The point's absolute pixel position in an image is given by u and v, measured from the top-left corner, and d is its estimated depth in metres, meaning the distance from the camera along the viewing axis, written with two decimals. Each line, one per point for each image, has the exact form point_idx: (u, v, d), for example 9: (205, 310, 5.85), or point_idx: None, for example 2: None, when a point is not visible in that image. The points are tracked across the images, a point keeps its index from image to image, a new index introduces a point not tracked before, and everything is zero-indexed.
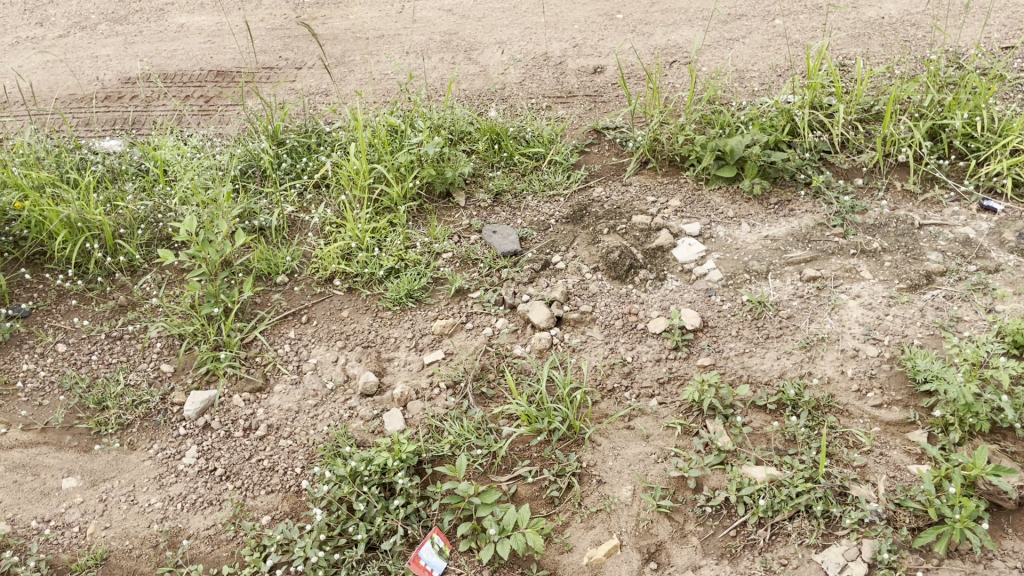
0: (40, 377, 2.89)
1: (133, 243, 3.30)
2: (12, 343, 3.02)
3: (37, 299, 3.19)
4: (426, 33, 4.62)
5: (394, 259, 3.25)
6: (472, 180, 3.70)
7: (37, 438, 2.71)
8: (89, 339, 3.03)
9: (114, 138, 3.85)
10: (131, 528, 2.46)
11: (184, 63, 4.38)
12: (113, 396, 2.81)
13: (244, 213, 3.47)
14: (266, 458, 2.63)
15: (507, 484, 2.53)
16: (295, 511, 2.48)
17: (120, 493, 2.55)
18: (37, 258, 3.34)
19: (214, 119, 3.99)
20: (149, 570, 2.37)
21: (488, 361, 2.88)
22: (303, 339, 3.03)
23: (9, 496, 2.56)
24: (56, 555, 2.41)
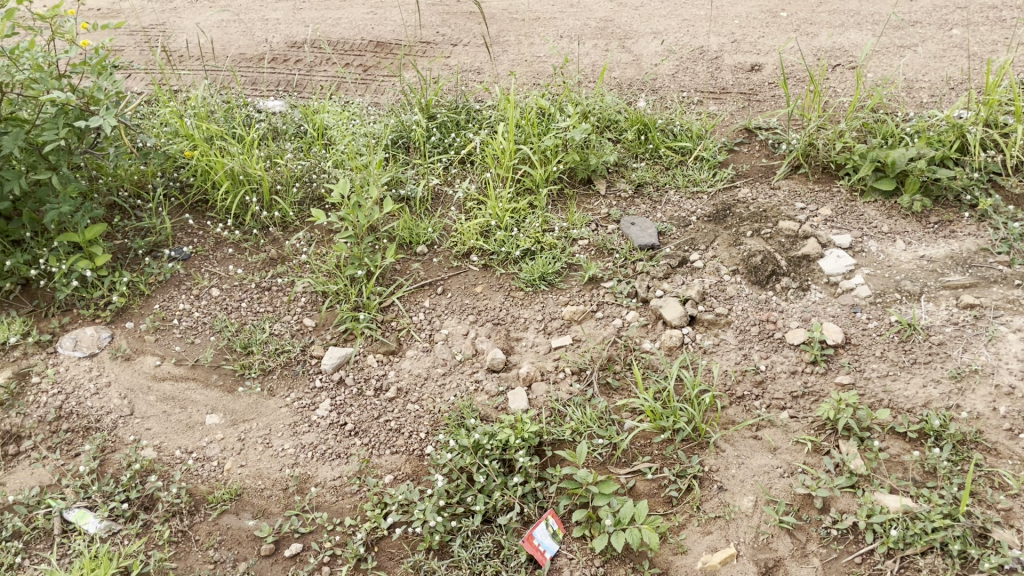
0: (194, 317, 3.08)
1: (287, 201, 3.47)
2: (171, 282, 3.21)
3: (196, 244, 3.38)
4: (582, 18, 4.60)
5: (531, 240, 3.26)
6: (615, 169, 3.67)
7: (187, 374, 2.88)
8: (240, 287, 3.20)
9: (278, 98, 4.04)
10: (264, 469, 2.58)
11: (347, 32, 4.54)
12: (258, 342, 2.96)
13: (392, 181, 3.58)
14: (393, 419, 2.72)
15: (625, 477, 2.51)
16: (416, 475, 2.54)
17: (257, 435, 2.69)
18: (199, 205, 3.54)
19: (371, 88, 4.12)
20: (277, 510, 2.47)
21: (616, 352, 2.87)
22: (436, 310, 3.10)
23: (157, 423, 2.72)
24: (195, 485, 2.54)
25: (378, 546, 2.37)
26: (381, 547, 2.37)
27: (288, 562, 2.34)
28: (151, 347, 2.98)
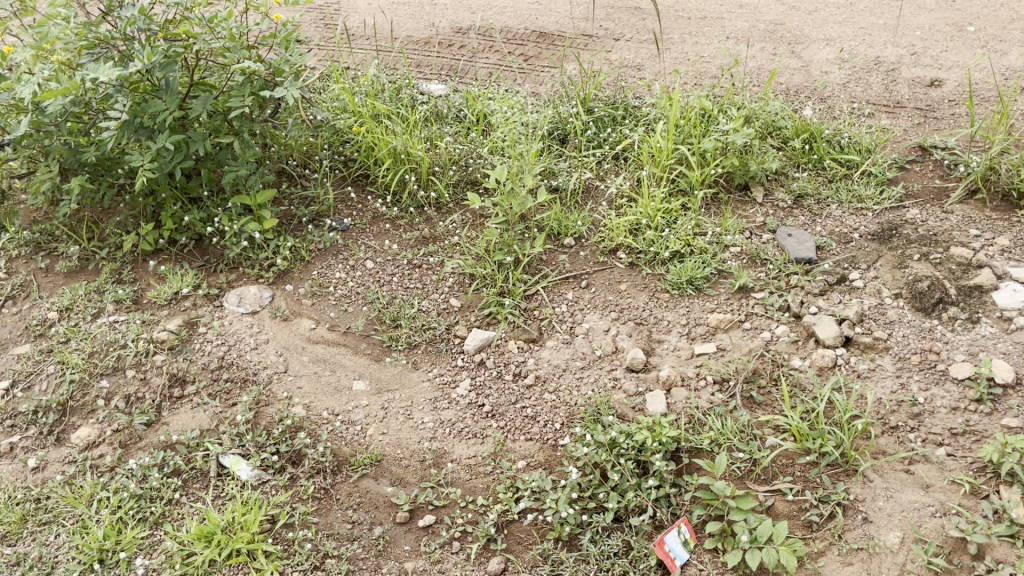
0: (348, 286, 3.20)
1: (444, 182, 3.55)
2: (329, 251, 3.35)
3: (355, 217, 3.51)
4: (751, 20, 4.47)
5: (682, 243, 3.20)
6: (774, 178, 3.56)
7: (339, 340, 3.01)
8: (392, 262, 3.30)
9: (440, 82, 4.13)
10: (404, 439, 2.66)
11: (512, 21, 4.59)
12: (407, 317, 3.06)
13: (545, 171, 3.59)
14: (530, 406, 2.74)
15: (764, 494, 2.44)
16: (549, 464, 2.55)
17: (400, 406, 2.78)
18: (360, 180, 3.68)
19: (531, 78, 4.14)
20: (413, 481, 2.54)
21: (762, 365, 2.77)
22: (579, 303, 3.10)
23: (309, 383, 2.85)
24: (339, 447, 2.64)
25: (508, 529, 2.41)
26: (511, 531, 2.41)
27: (421, 533, 2.40)
28: (307, 311, 3.12)
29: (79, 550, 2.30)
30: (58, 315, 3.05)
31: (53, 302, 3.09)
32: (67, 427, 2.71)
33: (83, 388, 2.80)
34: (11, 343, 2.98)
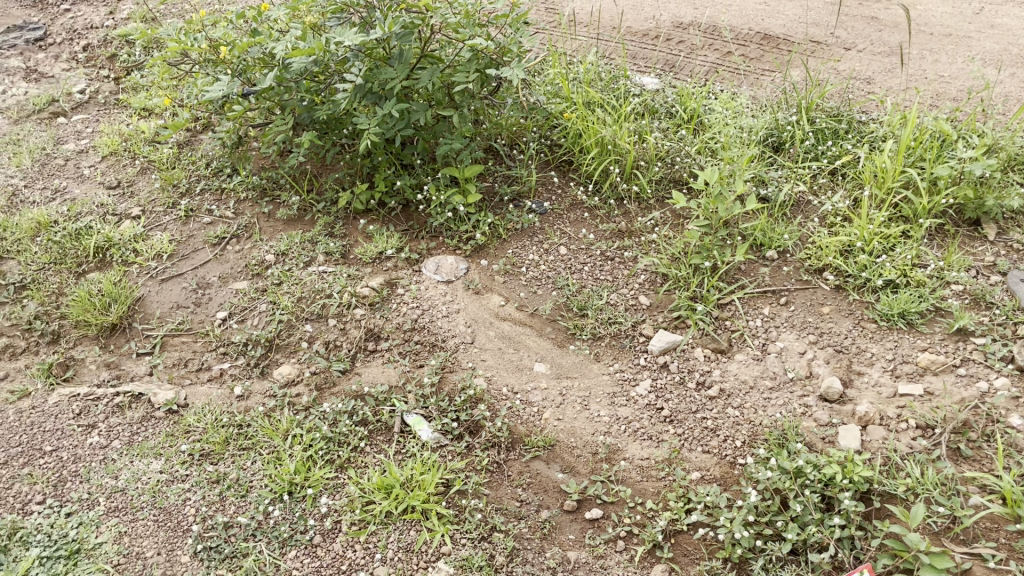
0: (540, 269, 3.23)
1: (648, 177, 3.50)
2: (526, 232, 3.38)
3: (555, 201, 3.53)
4: (1003, 42, 4.10)
5: (897, 272, 2.99)
6: (1011, 217, 3.25)
7: (525, 320, 3.04)
8: (586, 251, 3.29)
9: (655, 76, 4.06)
10: (578, 428, 2.65)
11: (736, 20, 4.44)
12: (594, 307, 3.05)
13: (755, 179, 3.46)
14: (711, 418, 2.66)
15: (961, 556, 2.22)
16: (725, 481, 2.47)
17: (578, 394, 2.77)
18: (564, 165, 3.69)
19: (751, 80, 4.00)
20: (584, 472, 2.53)
21: (975, 418, 2.54)
22: (775, 320, 2.97)
23: (492, 357, 2.89)
24: (515, 425, 2.67)
25: (675, 539, 2.36)
26: (678, 541, 2.35)
27: (587, 525, 2.40)
28: (498, 287, 3.17)
29: (271, 479, 2.45)
30: (275, 259, 3.27)
31: (271, 246, 3.32)
32: (271, 363, 2.91)
33: (289, 329, 3.00)
34: (231, 278, 3.23)
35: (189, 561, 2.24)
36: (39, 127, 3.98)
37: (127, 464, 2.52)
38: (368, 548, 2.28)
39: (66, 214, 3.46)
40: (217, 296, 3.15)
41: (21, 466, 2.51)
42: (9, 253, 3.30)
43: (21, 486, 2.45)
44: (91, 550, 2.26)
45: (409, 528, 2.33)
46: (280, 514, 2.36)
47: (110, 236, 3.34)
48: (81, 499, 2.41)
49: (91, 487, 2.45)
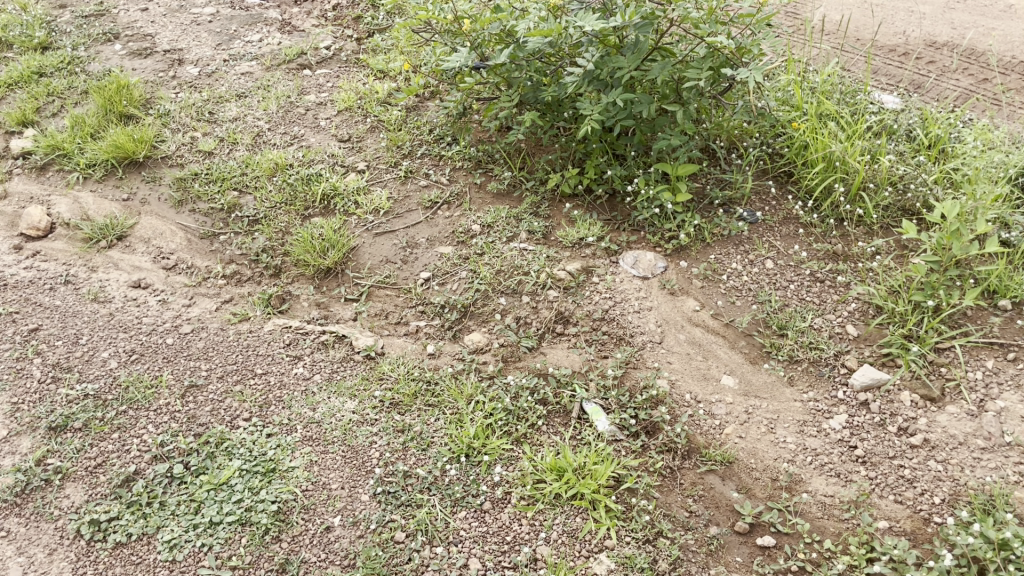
0: (742, 280, 3.11)
1: (874, 201, 3.28)
2: (732, 239, 3.27)
3: (768, 212, 3.38)
4: None
5: None
6: None
7: (719, 329, 2.94)
8: (794, 269, 3.14)
9: (897, 95, 3.80)
10: (760, 451, 2.55)
11: (998, 45, 4.06)
12: (796, 329, 2.91)
13: (997, 219, 3.16)
14: (908, 468, 2.48)
15: None
16: (915, 537, 2.29)
17: (765, 415, 2.66)
18: (783, 177, 3.53)
19: (1007, 112, 3.65)
20: (761, 496, 2.43)
21: None
22: (998, 376, 2.71)
23: (679, 361, 2.82)
24: (694, 434, 2.60)
25: None
26: None
27: (757, 551, 2.30)
28: (695, 291, 3.08)
29: (452, 439, 2.54)
30: (480, 230, 3.36)
31: (479, 217, 3.42)
32: (463, 328, 3.01)
33: (485, 299, 3.08)
34: (438, 242, 3.36)
35: (368, 500, 2.37)
36: (287, 76, 4.30)
37: (325, 398, 2.70)
38: (534, 524, 2.31)
39: (301, 160, 3.72)
40: (422, 257, 3.30)
41: (235, 382, 2.75)
42: (248, 188, 3.60)
43: (233, 401, 2.68)
44: (284, 472, 2.44)
45: (575, 514, 2.34)
46: (456, 474, 2.43)
47: (337, 186, 3.57)
48: (282, 423, 2.61)
49: (291, 414, 2.64)
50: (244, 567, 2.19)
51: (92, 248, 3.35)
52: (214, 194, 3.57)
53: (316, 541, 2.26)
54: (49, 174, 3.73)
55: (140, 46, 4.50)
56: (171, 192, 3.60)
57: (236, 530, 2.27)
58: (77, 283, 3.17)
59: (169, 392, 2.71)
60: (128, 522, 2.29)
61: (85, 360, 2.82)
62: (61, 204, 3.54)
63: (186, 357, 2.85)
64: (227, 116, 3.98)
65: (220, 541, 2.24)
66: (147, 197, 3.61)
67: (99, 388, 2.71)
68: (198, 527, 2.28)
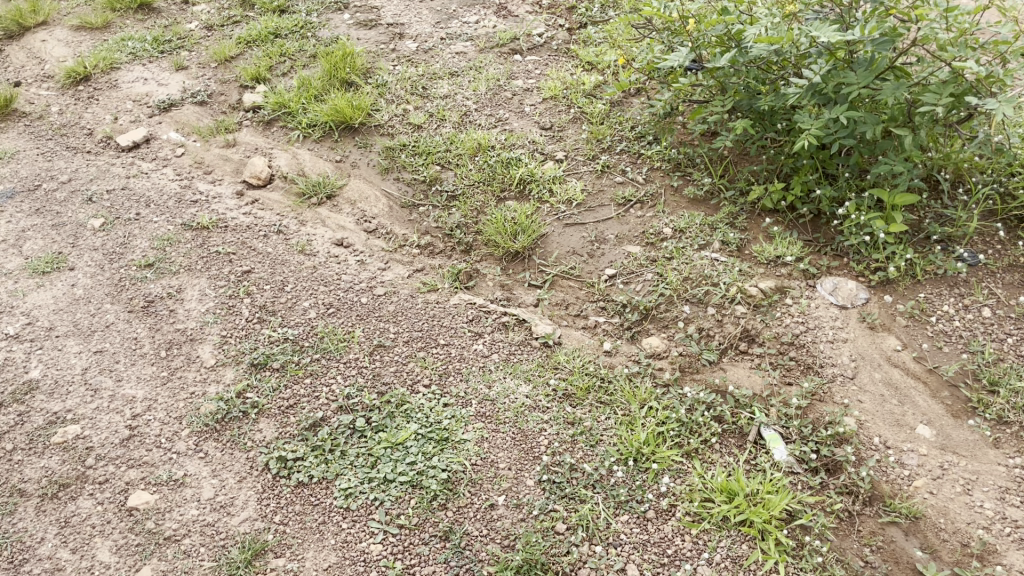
0: (953, 325, 2.88)
1: None
2: (946, 280, 3.02)
3: (991, 256, 3.10)
4: None
5: None
6: None
7: (920, 374, 2.74)
8: (1014, 321, 2.87)
9: None
10: (952, 512, 2.35)
11: None
12: (1010, 387, 2.65)
13: None
14: None
15: None
16: None
17: (962, 474, 2.45)
18: (1014, 221, 3.22)
19: None
20: (948, 560, 2.25)
21: None
22: None
23: (871, 402, 2.65)
24: (878, 481, 2.43)
25: None
26: None
27: None
28: (898, 330, 2.88)
29: (621, 440, 2.51)
30: (672, 233, 3.27)
31: (671, 220, 3.32)
32: (643, 331, 2.96)
33: (669, 304, 3.01)
34: (627, 240, 3.32)
35: (534, 485, 2.39)
36: (499, 59, 4.38)
37: (501, 378, 2.75)
38: (697, 543, 2.25)
39: (503, 143, 3.79)
40: (609, 253, 3.27)
41: (419, 349, 2.86)
42: (450, 165, 3.71)
43: (415, 366, 2.79)
44: (456, 443, 2.51)
45: (742, 541, 2.25)
46: (622, 476, 2.41)
47: (534, 172, 3.60)
48: (459, 395, 2.68)
49: (468, 388, 2.71)
50: (410, 528, 2.28)
51: (304, 203, 3.58)
52: (418, 166, 3.71)
53: (479, 516, 2.31)
54: (274, 130, 4.01)
55: (366, 18, 4.73)
56: (380, 160, 3.78)
57: (407, 491, 2.36)
58: (288, 234, 3.39)
59: (358, 348, 2.85)
60: (311, 465, 2.45)
61: (288, 306, 3.02)
62: (282, 159, 3.80)
63: (377, 318, 2.99)
64: (438, 93, 4.12)
65: (391, 498, 2.34)
66: (357, 161, 3.80)
67: (298, 334, 2.89)
68: (372, 481, 2.39)
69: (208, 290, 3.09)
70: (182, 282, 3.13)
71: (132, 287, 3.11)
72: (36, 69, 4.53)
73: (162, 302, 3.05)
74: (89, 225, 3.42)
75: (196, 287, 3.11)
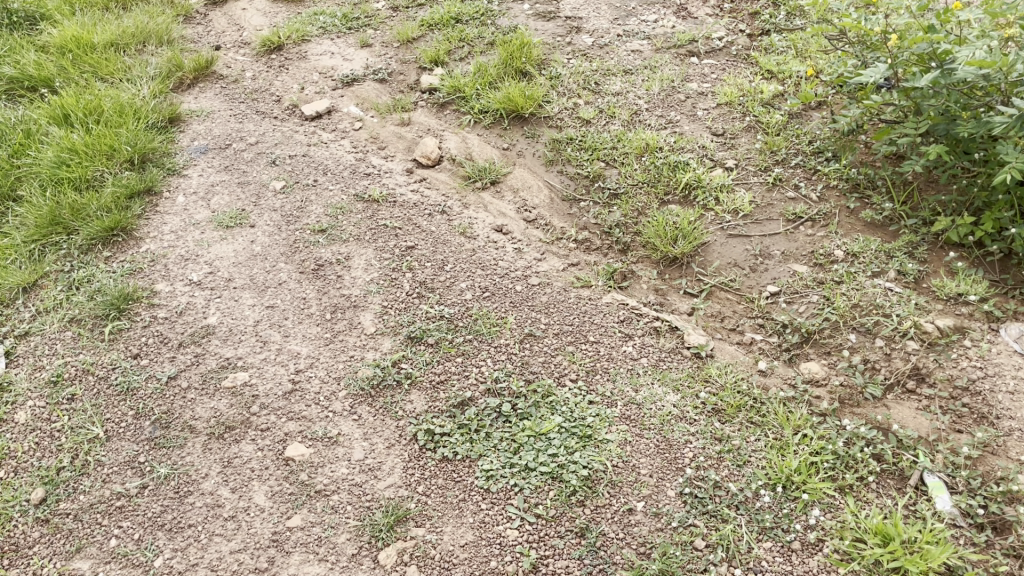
0: None
1: None
2: None
3: None
4: None
5: None
6: None
7: None
8: None
9: None
10: None
11: None
12: None
13: None
14: None
15: None
16: None
17: None
18: None
19: None
20: None
21: None
22: None
23: None
24: None
25: None
26: None
27: None
28: None
29: (770, 464, 2.42)
30: (843, 257, 3.13)
31: (844, 243, 3.17)
32: (802, 354, 2.84)
33: (833, 331, 2.88)
34: (793, 258, 3.20)
35: (674, 496, 2.35)
36: (675, 61, 4.30)
37: (649, 383, 2.71)
38: None
39: (672, 145, 3.70)
40: (773, 269, 3.17)
41: (568, 343, 2.86)
42: (615, 162, 3.67)
43: (563, 360, 2.79)
44: (599, 442, 2.49)
45: None
46: (769, 501, 2.32)
47: (701, 178, 3.51)
48: (605, 395, 2.66)
49: (615, 389, 2.68)
50: (547, 519, 2.30)
51: (469, 186, 3.66)
52: (582, 161, 3.69)
53: (617, 519, 2.29)
54: (447, 113, 4.11)
55: (546, 10, 4.75)
56: (545, 151, 3.80)
57: (546, 481, 2.38)
58: (451, 215, 3.47)
59: (510, 334, 2.89)
60: (456, 442, 2.51)
61: (446, 286, 3.09)
62: (452, 141, 3.90)
63: (530, 307, 3.01)
64: (610, 89, 4.08)
65: (531, 486, 2.37)
66: (523, 151, 3.84)
67: (453, 314, 2.96)
68: (514, 467, 2.43)
69: (373, 260, 3.22)
70: (350, 250, 3.28)
71: (305, 250, 3.29)
72: (234, 35, 4.83)
73: (330, 267, 3.21)
74: (270, 186, 3.64)
75: (363, 256, 3.25)
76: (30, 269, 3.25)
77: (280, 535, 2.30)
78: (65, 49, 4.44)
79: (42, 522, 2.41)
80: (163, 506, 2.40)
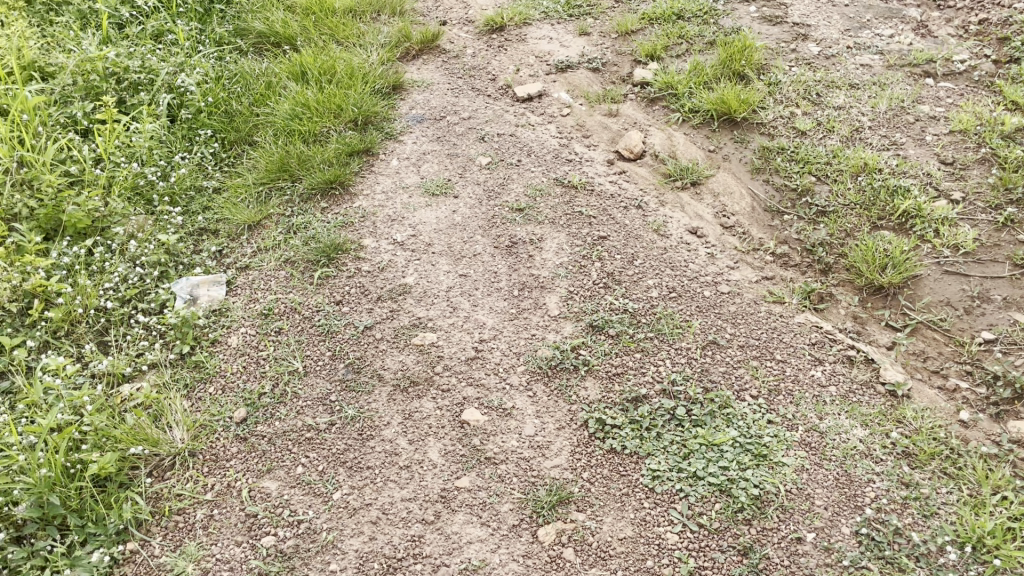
0: None
1: None
2: None
3: None
4: None
5: None
6: None
7: None
8: None
9: None
10: None
11: None
12: None
13: None
14: None
15: None
16: None
17: None
18: None
19: None
20: None
21: None
22: None
23: None
24: None
25: None
26: None
27: None
28: None
29: (961, 520, 2.25)
30: None
31: None
32: (1011, 411, 2.60)
33: None
34: (1016, 306, 2.94)
35: (848, 534, 2.25)
36: (908, 80, 4.03)
37: (835, 413, 2.58)
38: None
39: (893, 168, 3.48)
40: (991, 315, 2.93)
41: (753, 357, 2.78)
42: (827, 178, 3.50)
43: (746, 373, 2.72)
44: (774, 463, 2.41)
45: None
46: (954, 560, 2.16)
47: (922, 207, 3.27)
48: (786, 416, 2.57)
49: (797, 412, 2.58)
50: (710, 531, 2.27)
51: (669, 184, 3.62)
52: (792, 173, 3.55)
53: (783, 545, 2.23)
54: (656, 108, 4.07)
55: (773, 14, 4.59)
56: (753, 158, 3.68)
57: (713, 493, 2.34)
58: (647, 211, 3.45)
59: (693, 339, 2.84)
60: (626, 437, 2.52)
61: (633, 280, 3.09)
62: (658, 137, 3.86)
63: (717, 314, 2.95)
64: (832, 102, 3.89)
65: (697, 494, 2.34)
66: (730, 155, 3.74)
67: (638, 309, 2.95)
68: (682, 472, 2.41)
69: (565, 245, 3.27)
70: (545, 232, 3.34)
71: (502, 226, 3.39)
72: (461, 12, 5.01)
73: (523, 246, 3.29)
74: (477, 161, 3.77)
75: (555, 239, 3.30)
76: (256, 210, 3.56)
77: (449, 493, 2.41)
78: (309, 10, 4.78)
79: (241, 439, 2.65)
80: (347, 445, 2.58)
